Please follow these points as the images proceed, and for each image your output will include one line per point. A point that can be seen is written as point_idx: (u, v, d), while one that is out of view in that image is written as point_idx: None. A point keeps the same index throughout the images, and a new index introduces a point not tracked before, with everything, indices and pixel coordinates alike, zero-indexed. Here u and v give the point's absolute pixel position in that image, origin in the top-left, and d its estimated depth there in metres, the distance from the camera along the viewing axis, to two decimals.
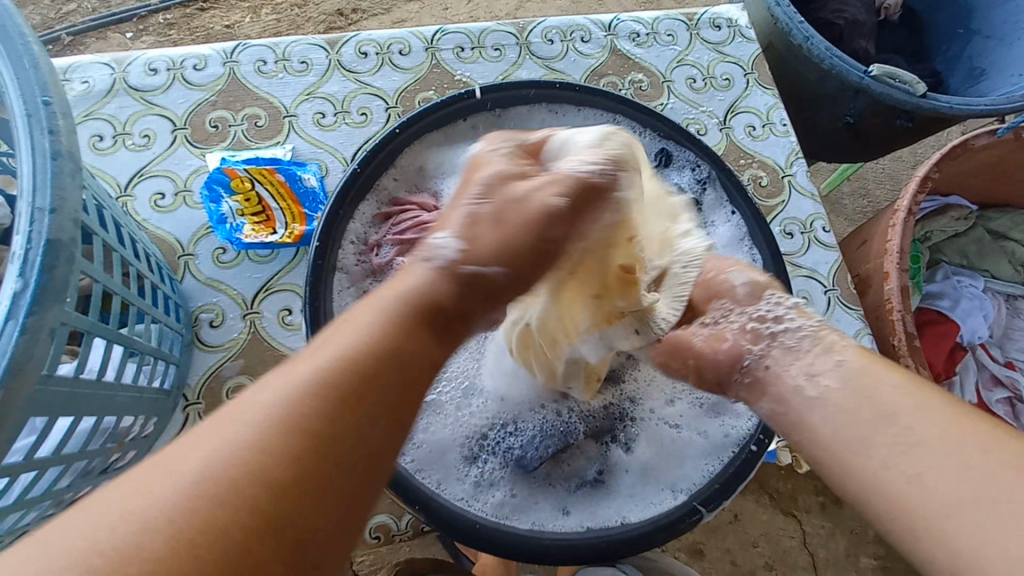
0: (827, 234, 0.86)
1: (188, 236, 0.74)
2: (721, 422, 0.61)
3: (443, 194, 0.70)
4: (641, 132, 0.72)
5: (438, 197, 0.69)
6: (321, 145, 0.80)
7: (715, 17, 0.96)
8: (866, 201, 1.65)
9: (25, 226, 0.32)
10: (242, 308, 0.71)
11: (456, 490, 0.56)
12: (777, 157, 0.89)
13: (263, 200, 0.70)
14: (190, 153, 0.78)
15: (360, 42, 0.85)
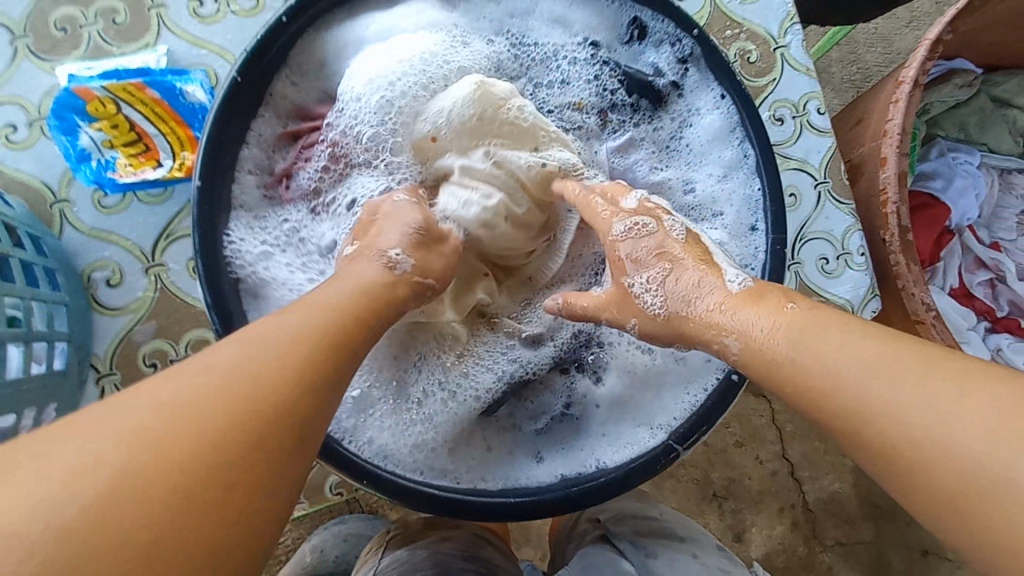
0: (821, 117, 0.75)
1: (56, 177, 0.60)
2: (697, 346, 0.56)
3: None
4: None
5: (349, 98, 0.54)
6: (204, 45, 0.63)
7: None
8: (856, 67, 1.50)
9: None
10: (142, 261, 0.60)
11: (413, 455, 0.50)
12: (769, 25, 0.75)
13: (136, 125, 0.55)
14: (38, 68, 0.61)
15: None
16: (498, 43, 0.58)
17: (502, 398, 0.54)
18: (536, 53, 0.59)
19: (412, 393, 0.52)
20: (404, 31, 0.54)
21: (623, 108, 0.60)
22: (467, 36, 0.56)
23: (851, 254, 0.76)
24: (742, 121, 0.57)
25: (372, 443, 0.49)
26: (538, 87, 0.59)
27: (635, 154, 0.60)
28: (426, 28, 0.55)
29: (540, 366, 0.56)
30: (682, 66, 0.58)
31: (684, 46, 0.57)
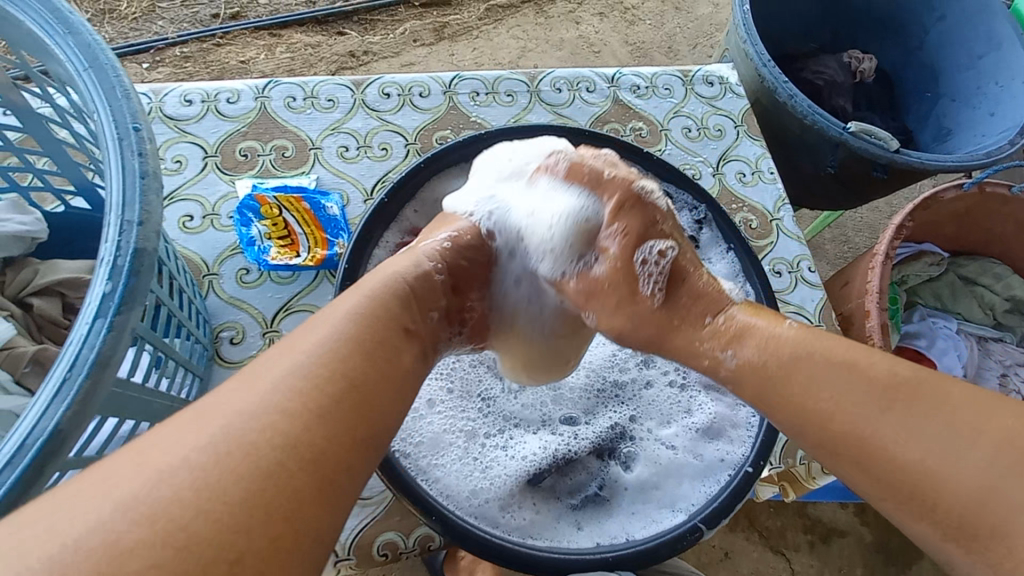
0: (812, 274, 0.92)
1: (213, 256, 0.77)
2: (716, 447, 0.64)
3: None
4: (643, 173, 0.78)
5: None
6: (344, 176, 0.85)
7: (708, 74, 1.05)
8: (846, 247, 1.75)
9: (115, 235, 0.35)
10: (262, 326, 0.74)
11: (469, 503, 0.57)
12: (766, 203, 0.96)
13: (290, 225, 0.75)
14: (220, 179, 0.82)
15: (384, 83, 0.92)
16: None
17: (547, 471, 0.63)
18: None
19: (474, 452, 0.62)
20: None
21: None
22: None
23: None
24: (747, 269, 0.73)
25: (435, 481, 0.57)
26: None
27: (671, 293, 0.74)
28: None
29: (581, 449, 0.65)
30: (698, 226, 0.77)
31: (700, 210, 0.76)
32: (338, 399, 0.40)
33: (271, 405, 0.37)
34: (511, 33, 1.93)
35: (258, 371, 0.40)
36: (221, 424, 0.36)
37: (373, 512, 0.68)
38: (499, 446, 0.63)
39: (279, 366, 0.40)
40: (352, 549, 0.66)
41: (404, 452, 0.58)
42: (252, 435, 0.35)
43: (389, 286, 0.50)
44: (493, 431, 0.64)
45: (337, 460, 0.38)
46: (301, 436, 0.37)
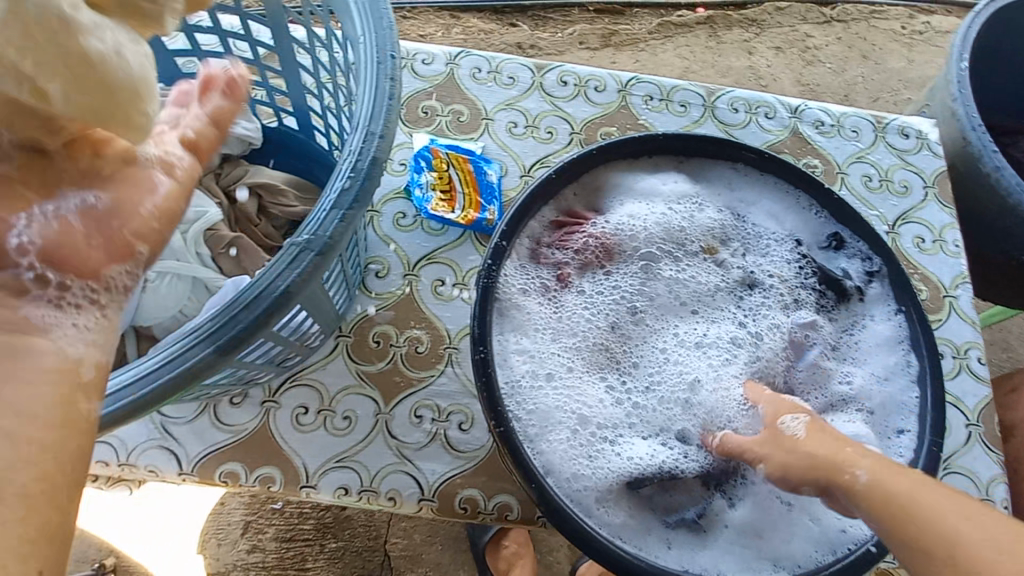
0: (981, 365, 0.81)
1: (379, 195, 0.84)
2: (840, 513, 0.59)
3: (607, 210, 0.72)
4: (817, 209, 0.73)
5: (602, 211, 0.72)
6: (507, 149, 0.89)
7: (904, 125, 0.96)
8: (1006, 354, 1.52)
9: (359, 142, 0.40)
10: (405, 268, 0.80)
11: (567, 485, 0.57)
12: (941, 275, 0.86)
13: (452, 182, 0.81)
14: (400, 129, 0.89)
15: (564, 71, 0.95)
16: (718, 211, 0.74)
17: (647, 481, 0.59)
18: (748, 231, 0.74)
19: (581, 438, 0.60)
20: (663, 185, 0.73)
21: (817, 299, 0.71)
22: (703, 203, 0.74)
23: (995, 504, 0.75)
24: (915, 338, 0.65)
25: (538, 454, 0.58)
26: (748, 252, 0.74)
27: (809, 350, 0.69)
28: (678, 189, 0.74)
29: (689, 470, 0.61)
30: (869, 278, 0.70)
31: (876, 263, 0.69)
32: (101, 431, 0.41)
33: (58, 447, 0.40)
34: (678, 52, 1.90)
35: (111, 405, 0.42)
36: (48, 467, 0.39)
37: (463, 465, 0.70)
38: (605, 440, 0.61)
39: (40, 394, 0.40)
40: (436, 493, 0.69)
41: (515, 418, 0.59)
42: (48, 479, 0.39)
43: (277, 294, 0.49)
44: (600, 423, 0.62)
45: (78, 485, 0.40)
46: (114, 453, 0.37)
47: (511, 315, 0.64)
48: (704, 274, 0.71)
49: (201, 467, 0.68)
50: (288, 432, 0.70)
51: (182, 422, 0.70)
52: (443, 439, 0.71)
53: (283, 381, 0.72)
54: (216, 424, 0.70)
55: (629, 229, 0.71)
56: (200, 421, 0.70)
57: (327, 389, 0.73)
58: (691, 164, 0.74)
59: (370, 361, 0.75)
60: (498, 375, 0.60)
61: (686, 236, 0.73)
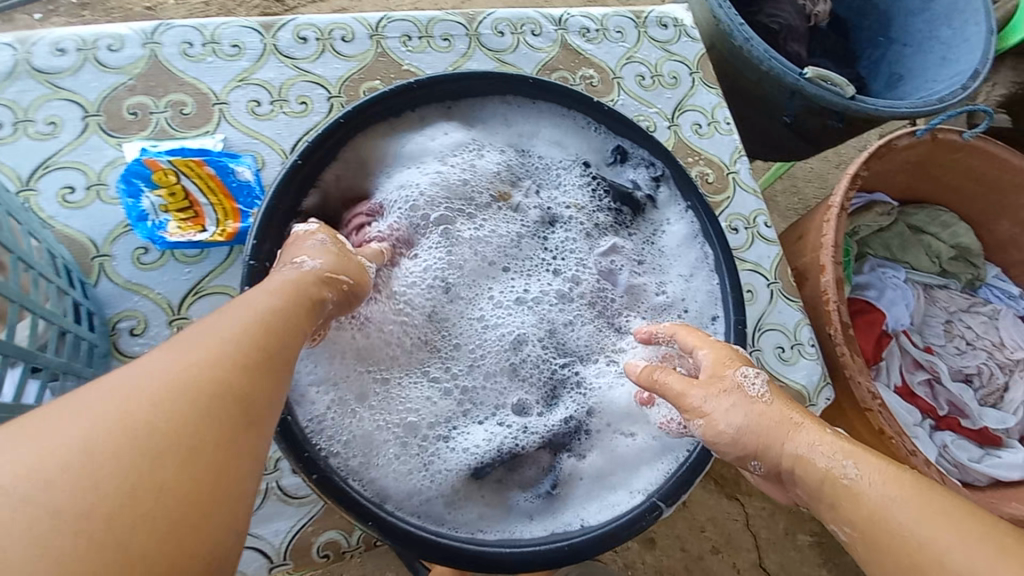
0: (769, 229, 0.89)
1: (102, 234, 0.66)
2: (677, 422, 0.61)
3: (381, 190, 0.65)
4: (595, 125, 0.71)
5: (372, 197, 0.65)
6: (256, 136, 0.74)
7: (661, 16, 0.97)
8: (797, 198, 1.75)
9: None
10: (168, 314, 0.65)
11: (407, 502, 0.52)
12: (722, 155, 0.92)
13: (190, 195, 0.64)
14: (105, 142, 0.69)
15: (298, 26, 0.80)
16: (501, 156, 0.70)
17: (493, 465, 0.57)
18: (536, 165, 0.71)
19: (414, 446, 0.55)
20: (432, 141, 0.66)
21: (614, 218, 0.71)
22: (483, 147, 0.69)
23: (804, 345, 0.84)
24: (706, 232, 0.67)
25: (368, 482, 0.52)
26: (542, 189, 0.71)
27: (621, 274, 0.69)
28: (452, 139, 0.67)
29: (532, 442, 0.59)
30: (656, 184, 0.71)
31: (660, 169, 0.70)
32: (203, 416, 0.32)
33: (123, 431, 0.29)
34: None
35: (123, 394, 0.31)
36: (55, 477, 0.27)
37: (311, 510, 0.62)
38: (443, 441, 0.57)
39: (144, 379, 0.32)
40: (287, 553, 0.60)
41: (330, 456, 0.51)
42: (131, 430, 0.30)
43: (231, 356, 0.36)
44: (437, 422, 0.57)
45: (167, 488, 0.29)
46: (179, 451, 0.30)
47: None
48: (504, 228, 0.68)
49: None
50: None
51: None
52: (279, 492, 0.62)
53: None
54: None
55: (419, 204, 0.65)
56: None
57: None
58: (460, 107, 0.68)
59: None
60: (296, 414, 0.51)
61: (474, 191, 0.68)
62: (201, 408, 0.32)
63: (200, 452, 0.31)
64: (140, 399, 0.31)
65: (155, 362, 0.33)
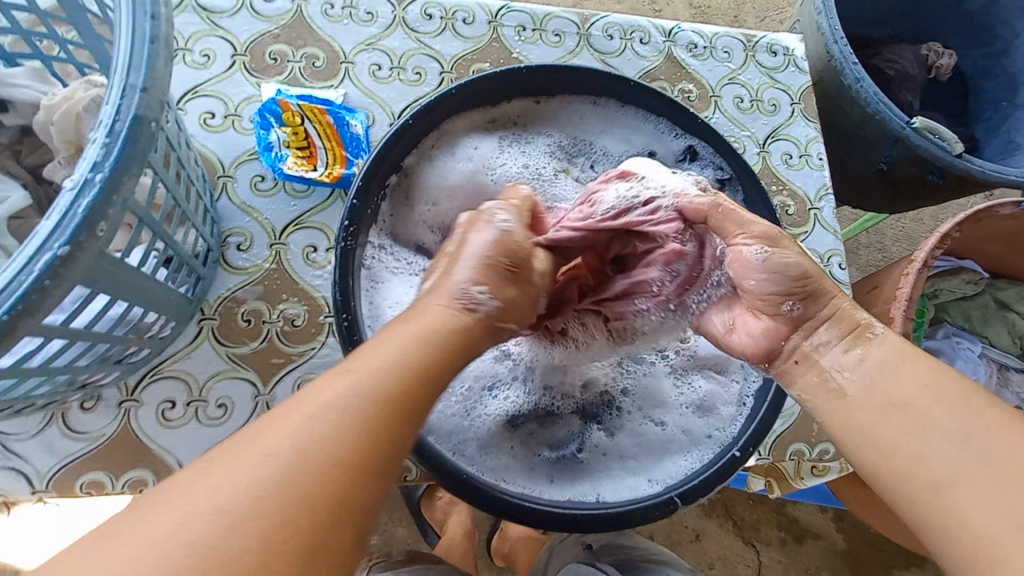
0: (842, 271, 0.88)
1: (230, 158, 0.75)
2: (706, 423, 0.64)
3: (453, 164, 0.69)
4: (672, 132, 0.74)
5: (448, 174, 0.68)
6: (371, 96, 0.81)
7: (773, 43, 0.97)
8: (879, 255, 1.67)
9: (115, 98, 0.33)
10: (270, 237, 0.73)
11: (447, 439, 0.57)
12: (808, 189, 0.91)
13: (310, 137, 0.72)
14: (246, 80, 0.78)
15: (427, 3, 0.87)
16: (559, 140, 0.73)
17: (527, 419, 0.62)
18: (595, 151, 0.74)
19: (457, 392, 0.60)
20: (503, 133, 0.71)
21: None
22: (544, 135, 0.73)
23: None
24: None
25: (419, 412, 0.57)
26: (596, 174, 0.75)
27: None
28: (521, 129, 0.72)
29: (564, 408, 0.64)
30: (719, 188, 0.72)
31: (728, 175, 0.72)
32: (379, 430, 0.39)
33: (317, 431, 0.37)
34: None
35: (325, 393, 0.40)
36: (268, 453, 0.35)
37: None
38: (487, 394, 0.61)
39: (335, 388, 0.40)
40: None
41: None
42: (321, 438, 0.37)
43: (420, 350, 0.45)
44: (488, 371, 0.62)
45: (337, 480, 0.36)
46: (329, 479, 0.36)
47: (366, 279, 0.62)
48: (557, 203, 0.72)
49: (57, 483, 0.62)
50: (154, 430, 0.65)
51: (26, 436, 0.62)
52: None
53: (142, 377, 0.66)
54: (66, 433, 0.63)
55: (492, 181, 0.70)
56: (48, 433, 0.63)
57: (195, 378, 0.67)
58: (547, 101, 0.72)
59: (241, 342, 0.69)
60: (368, 334, 0.58)
61: (537, 170, 0.72)
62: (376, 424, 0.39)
63: (368, 456, 0.38)
64: (353, 404, 0.39)
65: (367, 365, 0.42)
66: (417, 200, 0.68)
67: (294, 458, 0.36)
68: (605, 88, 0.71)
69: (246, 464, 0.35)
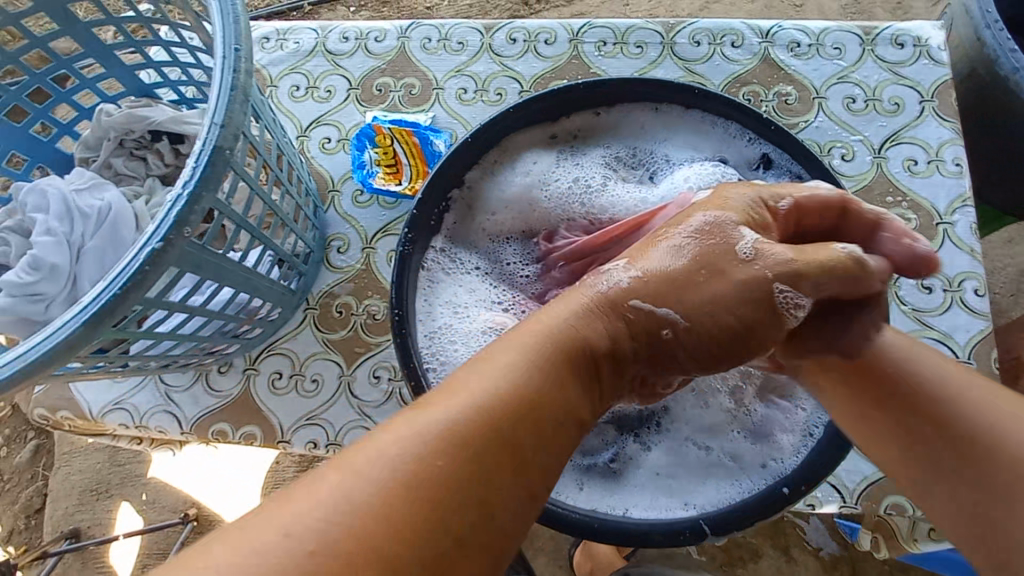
0: (978, 298, 0.73)
1: (338, 175, 0.89)
2: (762, 451, 0.58)
3: (511, 175, 0.72)
4: (746, 137, 0.70)
5: (504, 182, 0.72)
6: (457, 117, 0.90)
7: (899, 34, 0.85)
8: None
9: (204, 133, 0.44)
10: (362, 242, 0.85)
11: None
12: (936, 200, 0.77)
13: (397, 156, 0.83)
14: (357, 109, 0.92)
15: (512, 29, 0.93)
16: (618, 152, 0.75)
17: None
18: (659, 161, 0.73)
19: None
20: (562, 146, 0.74)
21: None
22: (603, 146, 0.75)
23: None
24: None
25: None
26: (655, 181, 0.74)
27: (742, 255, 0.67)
28: (580, 141, 0.74)
29: (599, 415, 0.62)
30: None
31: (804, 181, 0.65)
32: (472, 485, 0.37)
33: (393, 488, 0.35)
34: None
35: (397, 438, 0.38)
36: (340, 505, 0.34)
37: None
38: None
39: (412, 430, 0.38)
40: None
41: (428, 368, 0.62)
42: (387, 495, 0.35)
43: (524, 387, 0.42)
44: None
45: (422, 542, 0.34)
46: (431, 525, 0.35)
47: (424, 281, 0.68)
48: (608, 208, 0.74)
49: (198, 427, 0.79)
50: (265, 395, 0.79)
51: (181, 389, 0.81)
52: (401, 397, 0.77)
53: (260, 351, 0.81)
54: (207, 390, 0.81)
55: (546, 193, 0.74)
56: (195, 389, 0.81)
57: (297, 356, 0.81)
58: (609, 113, 0.73)
59: (334, 329, 0.82)
60: (419, 330, 0.65)
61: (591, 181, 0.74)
62: (464, 475, 0.37)
63: (464, 519, 0.36)
64: (436, 458, 0.37)
65: (449, 404, 0.40)
66: (479, 210, 0.73)
67: (375, 511, 0.34)
68: (667, 96, 0.69)
69: (322, 516, 0.34)
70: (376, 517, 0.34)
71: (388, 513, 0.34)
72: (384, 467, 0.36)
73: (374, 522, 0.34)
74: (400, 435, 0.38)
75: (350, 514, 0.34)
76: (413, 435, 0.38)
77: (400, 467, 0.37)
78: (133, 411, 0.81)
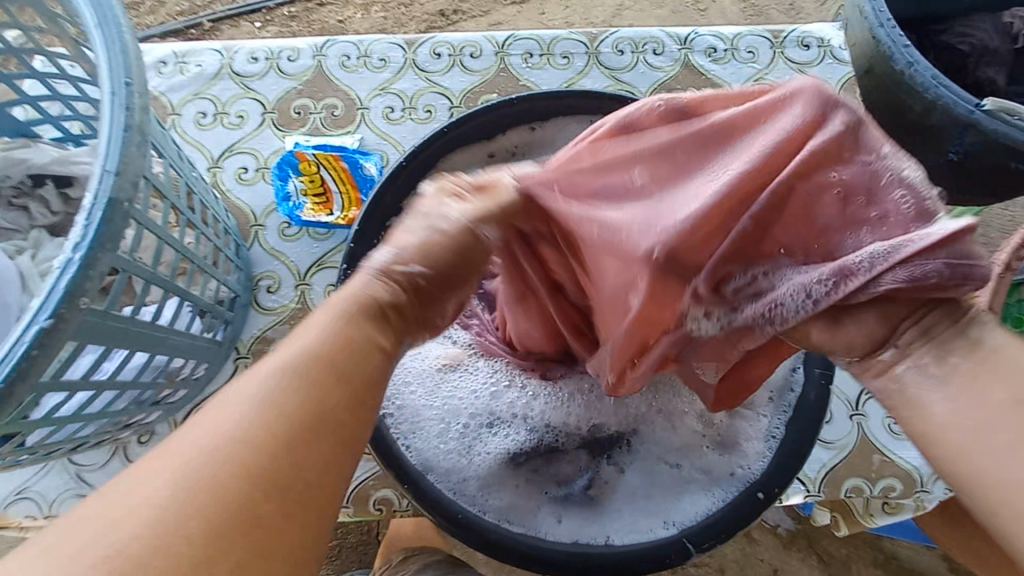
0: None
1: (260, 207, 0.82)
2: (732, 457, 0.59)
3: None
4: None
5: None
6: (386, 137, 0.85)
7: (804, 36, 0.90)
8: None
9: (94, 184, 0.37)
10: (295, 279, 0.79)
11: (447, 478, 0.57)
12: None
13: (325, 183, 0.77)
14: (274, 135, 0.85)
15: (436, 43, 0.90)
16: None
17: (529, 455, 0.60)
18: None
19: (456, 429, 0.59)
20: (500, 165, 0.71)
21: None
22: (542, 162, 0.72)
23: None
24: None
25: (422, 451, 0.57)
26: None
27: None
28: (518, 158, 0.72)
29: (566, 441, 0.61)
30: None
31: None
32: (295, 450, 0.35)
33: (202, 470, 0.32)
34: None
35: (213, 415, 0.35)
36: (152, 500, 0.31)
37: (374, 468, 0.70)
38: (484, 425, 0.60)
39: (234, 408, 0.35)
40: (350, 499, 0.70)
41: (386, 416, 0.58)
42: (196, 480, 0.32)
43: (341, 336, 0.40)
44: (485, 408, 0.61)
45: (239, 522, 0.32)
46: (249, 501, 0.33)
47: None
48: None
49: None
50: None
51: (95, 467, 0.71)
52: None
53: (186, 413, 0.72)
54: (126, 464, 0.71)
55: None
56: (112, 465, 0.71)
57: None
58: (545, 127, 0.71)
59: None
60: None
61: None
62: (283, 441, 0.35)
63: (283, 490, 0.34)
64: (246, 429, 0.34)
65: (272, 371, 0.37)
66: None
67: (190, 496, 0.31)
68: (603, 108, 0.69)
69: (144, 507, 0.31)
70: (198, 509, 0.31)
71: (209, 495, 0.32)
72: (189, 451, 0.33)
73: (198, 511, 0.31)
74: (215, 414, 0.35)
75: (162, 503, 0.31)
76: (223, 411, 0.35)
77: (219, 445, 0.33)
78: (39, 500, 0.69)
